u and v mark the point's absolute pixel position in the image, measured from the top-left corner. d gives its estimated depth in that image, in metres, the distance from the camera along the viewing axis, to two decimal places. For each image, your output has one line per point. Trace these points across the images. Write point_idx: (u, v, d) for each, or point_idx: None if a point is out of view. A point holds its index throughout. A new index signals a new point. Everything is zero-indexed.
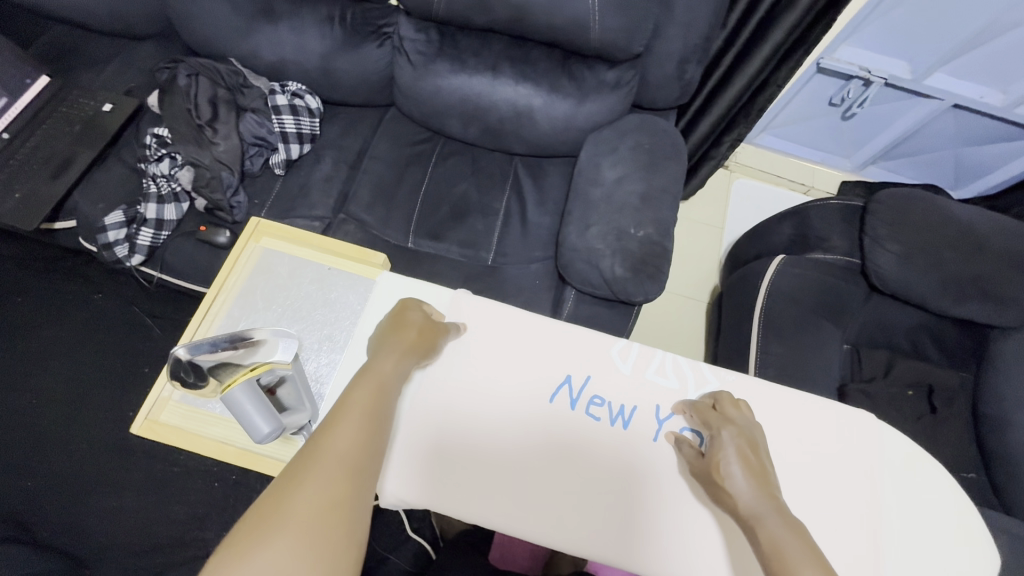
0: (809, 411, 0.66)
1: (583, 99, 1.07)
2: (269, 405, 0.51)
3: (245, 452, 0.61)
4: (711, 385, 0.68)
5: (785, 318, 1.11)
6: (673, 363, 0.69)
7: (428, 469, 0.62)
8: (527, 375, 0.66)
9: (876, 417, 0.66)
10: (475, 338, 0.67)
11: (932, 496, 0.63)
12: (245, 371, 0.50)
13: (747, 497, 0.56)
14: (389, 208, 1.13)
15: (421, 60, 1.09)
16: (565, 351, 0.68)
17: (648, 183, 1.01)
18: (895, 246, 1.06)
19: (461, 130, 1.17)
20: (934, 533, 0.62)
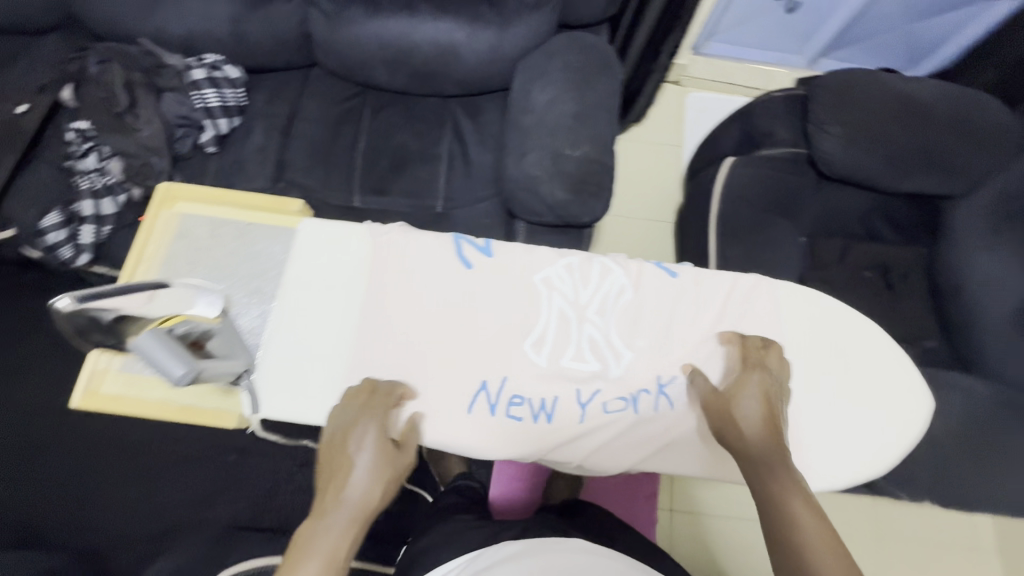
0: (745, 291, 0.66)
1: (505, 24, 1.04)
2: (178, 350, 0.52)
3: (190, 407, 0.68)
4: (627, 356, 0.62)
5: (739, 220, 1.11)
6: (591, 343, 0.62)
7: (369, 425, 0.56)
8: (434, 383, 0.58)
9: (804, 286, 0.68)
10: (377, 316, 0.60)
11: (868, 347, 0.68)
12: (152, 322, 0.52)
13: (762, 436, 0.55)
14: (328, 170, 1.11)
15: (333, 10, 1.05)
16: (471, 348, 0.60)
17: (582, 101, 0.99)
18: (837, 130, 1.04)
19: (390, 79, 1.14)
20: (867, 380, 0.67)
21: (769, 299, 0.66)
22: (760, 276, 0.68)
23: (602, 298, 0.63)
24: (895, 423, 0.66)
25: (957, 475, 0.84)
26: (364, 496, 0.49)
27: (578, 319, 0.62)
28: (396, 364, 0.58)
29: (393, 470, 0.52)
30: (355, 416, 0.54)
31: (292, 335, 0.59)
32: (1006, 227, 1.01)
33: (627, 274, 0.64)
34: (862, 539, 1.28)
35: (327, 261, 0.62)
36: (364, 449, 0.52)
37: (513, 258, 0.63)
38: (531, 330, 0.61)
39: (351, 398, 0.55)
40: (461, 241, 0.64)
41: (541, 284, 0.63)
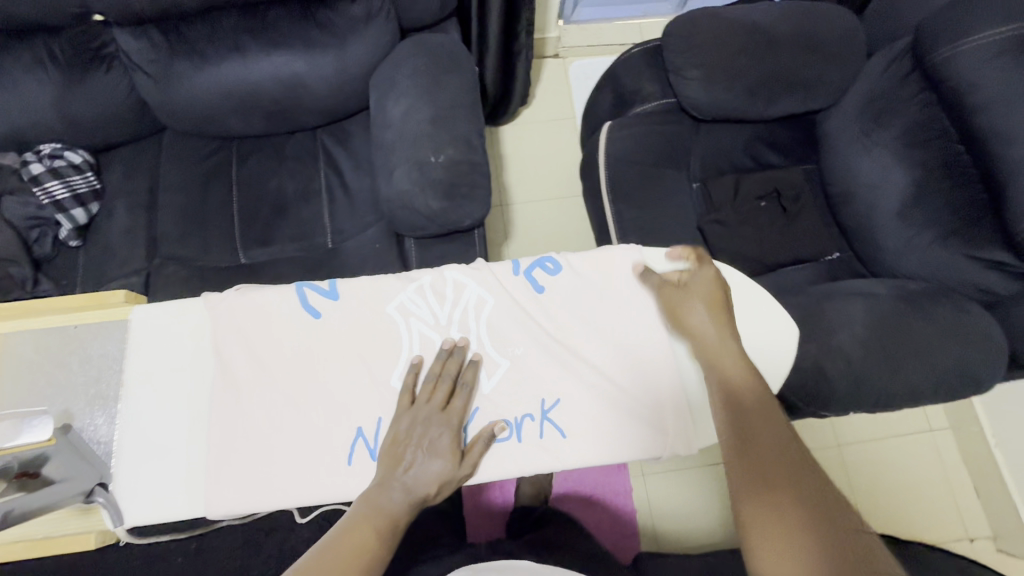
0: (605, 267, 0.66)
1: (342, 44, 1.01)
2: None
3: (43, 541, 0.59)
4: (502, 366, 0.62)
5: (629, 182, 1.11)
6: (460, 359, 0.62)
7: (248, 501, 0.54)
8: (309, 440, 0.57)
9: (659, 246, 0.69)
10: (234, 390, 0.58)
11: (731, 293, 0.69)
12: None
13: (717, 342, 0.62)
14: (204, 234, 1.06)
15: (158, 69, 0.99)
16: (340, 396, 0.58)
17: (436, 105, 0.97)
18: (695, 72, 1.05)
19: (245, 125, 1.09)
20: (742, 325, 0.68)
21: (627, 269, 0.67)
22: (617, 247, 0.68)
23: (463, 312, 0.63)
24: (770, 360, 0.67)
25: (877, 382, 0.85)
26: (420, 488, 0.54)
27: (442, 339, 0.62)
28: (264, 432, 0.57)
29: (454, 475, 0.56)
30: (431, 416, 0.57)
31: (148, 431, 0.56)
32: (873, 127, 1.02)
33: (484, 283, 0.64)
34: (825, 453, 1.32)
35: (167, 347, 0.59)
36: (436, 449, 0.56)
37: (364, 294, 0.62)
38: (396, 363, 0.60)
39: (430, 395, 0.58)
40: (305, 288, 0.61)
41: (396, 313, 0.62)
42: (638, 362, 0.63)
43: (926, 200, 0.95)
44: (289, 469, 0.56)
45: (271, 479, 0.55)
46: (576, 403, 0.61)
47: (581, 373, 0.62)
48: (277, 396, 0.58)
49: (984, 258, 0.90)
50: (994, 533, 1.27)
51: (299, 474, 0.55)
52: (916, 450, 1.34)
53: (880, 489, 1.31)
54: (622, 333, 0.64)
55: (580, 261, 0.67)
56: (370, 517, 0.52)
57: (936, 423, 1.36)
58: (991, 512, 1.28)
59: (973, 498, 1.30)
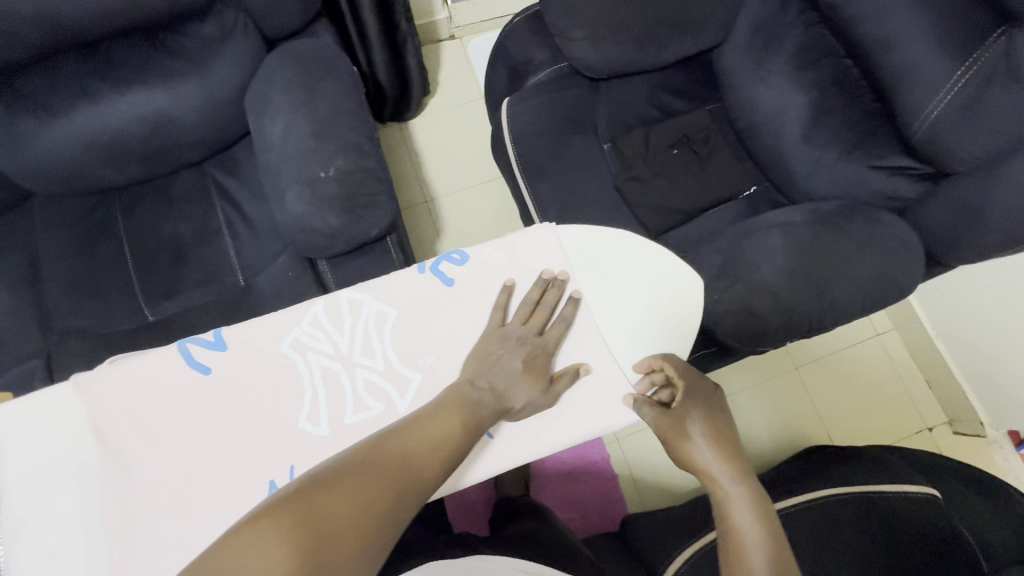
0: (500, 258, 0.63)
1: (203, 68, 0.94)
2: None
3: None
4: (414, 382, 0.59)
5: (539, 156, 1.08)
6: (367, 384, 0.58)
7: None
8: (218, 507, 0.53)
9: (550, 223, 0.66)
10: (129, 471, 0.53)
11: (631, 257, 0.67)
12: None
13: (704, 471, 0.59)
14: (102, 297, 0.99)
15: (2, 132, 0.90)
16: (245, 452, 0.54)
17: (315, 116, 0.91)
18: (580, 32, 1.02)
19: (120, 174, 1.01)
20: (650, 288, 0.67)
21: (527, 253, 0.64)
22: (517, 233, 0.65)
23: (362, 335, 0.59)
24: (683, 318, 0.67)
25: (807, 309, 0.86)
26: (507, 398, 0.58)
27: (346, 368, 0.58)
28: (169, 510, 0.52)
29: (539, 396, 0.59)
30: (525, 337, 0.60)
31: (38, 537, 0.51)
32: (765, 56, 1.01)
33: (379, 299, 0.60)
34: (784, 379, 1.36)
35: (42, 444, 0.53)
36: (531, 367, 0.59)
37: (250, 340, 0.57)
38: (300, 405, 0.56)
39: (526, 319, 0.61)
40: (185, 346, 0.56)
41: (291, 351, 0.57)
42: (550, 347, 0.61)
43: (825, 119, 0.95)
44: (201, 543, 0.52)
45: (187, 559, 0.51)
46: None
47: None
48: (177, 467, 0.53)
49: (884, 166, 0.93)
50: (949, 418, 1.33)
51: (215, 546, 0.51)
52: (867, 357, 1.38)
53: (839, 402, 1.35)
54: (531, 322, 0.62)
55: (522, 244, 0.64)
56: (461, 411, 0.55)
57: (882, 327, 1.40)
58: (943, 400, 1.34)
59: (924, 389, 1.36)
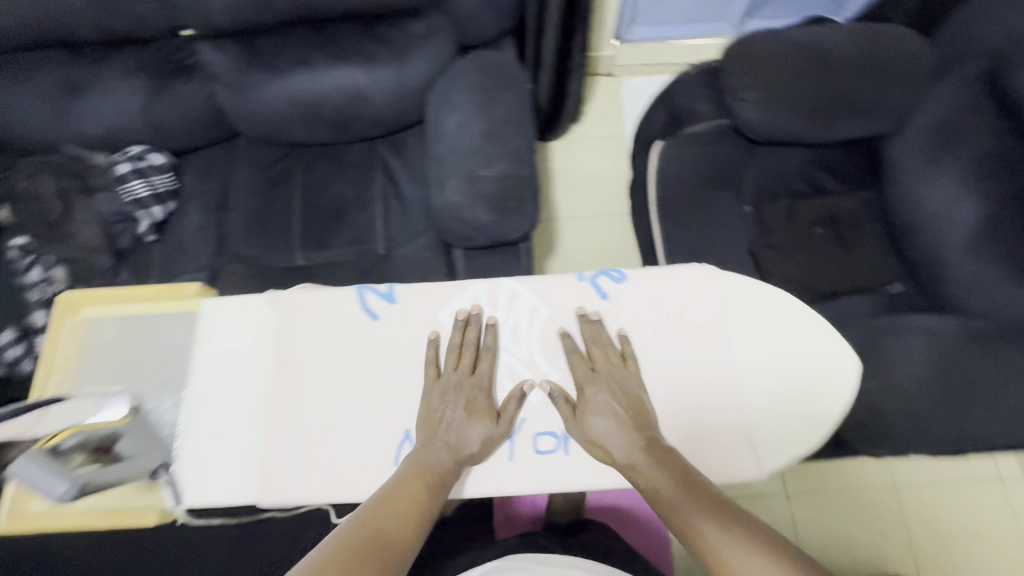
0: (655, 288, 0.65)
1: (402, 58, 1.05)
2: (58, 466, 0.53)
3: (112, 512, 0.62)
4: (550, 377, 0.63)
5: (680, 202, 1.09)
6: (508, 368, 0.63)
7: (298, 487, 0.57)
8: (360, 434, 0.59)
9: (711, 267, 0.66)
10: (294, 383, 0.61)
11: (785, 319, 0.65)
12: (43, 439, 0.52)
13: (621, 452, 0.57)
14: (269, 234, 1.14)
15: (235, 79, 1.06)
16: (391, 395, 0.61)
17: (488, 120, 0.99)
18: (752, 93, 1.03)
19: (308, 133, 1.15)
20: (802, 356, 0.63)
21: (679, 291, 0.65)
22: (677, 267, 0.66)
23: (514, 322, 0.64)
24: (831, 397, 0.62)
25: (939, 425, 0.80)
26: (467, 448, 0.58)
27: (492, 348, 0.63)
28: (320, 424, 0.59)
29: (493, 435, 0.59)
30: (462, 382, 0.60)
31: (210, 415, 0.60)
32: (942, 155, 0.96)
33: (535, 294, 0.65)
34: (878, 495, 1.25)
35: (234, 339, 0.62)
36: (467, 418, 0.59)
37: (418, 300, 0.63)
38: (445, 370, 0.62)
39: (456, 362, 0.61)
40: (365, 291, 0.64)
41: (449, 319, 0.63)
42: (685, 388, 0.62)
43: (998, 233, 0.89)
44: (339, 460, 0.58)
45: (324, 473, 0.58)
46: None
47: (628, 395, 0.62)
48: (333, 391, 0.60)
49: None
50: None
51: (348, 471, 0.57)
52: (982, 500, 1.24)
53: (938, 539, 1.21)
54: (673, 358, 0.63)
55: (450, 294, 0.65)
56: (420, 474, 0.56)
57: (1006, 472, 1.26)
58: None
59: None
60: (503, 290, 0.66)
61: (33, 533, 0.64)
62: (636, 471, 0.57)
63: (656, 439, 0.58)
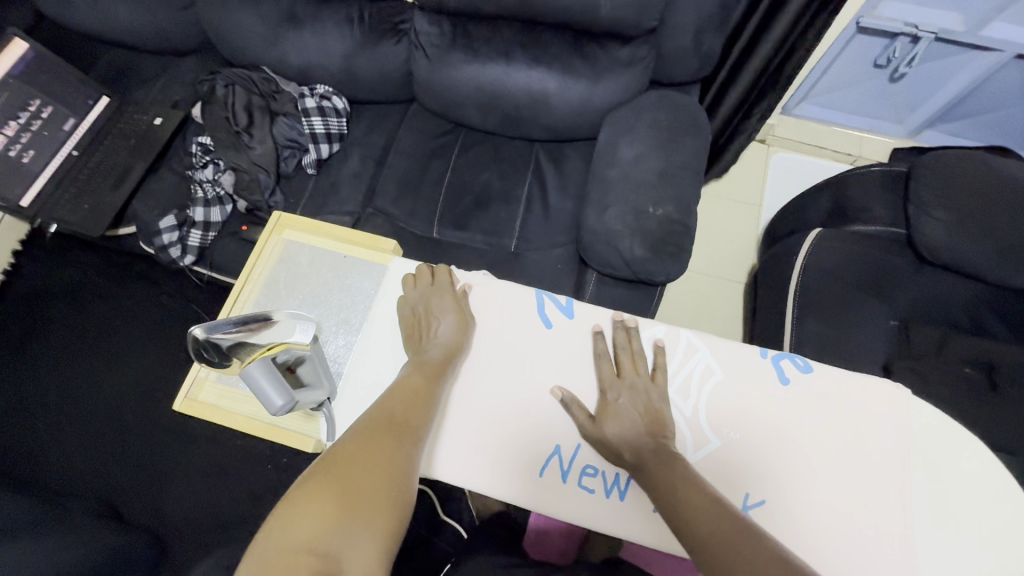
0: (842, 392, 0.63)
1: (597, 78, 1.07)
2: (280, 380, 0.61)
3: (273, 427, 0.75)
4: (712, 444, 0.61)
5: (825, 296, 1.05)
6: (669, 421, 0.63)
7: (454, 463, 0.63)
8: (516, 433, 0.64)
9: (904, 389, 0.63)
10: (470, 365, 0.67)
11: (972, 468, 0.62)
12: (262, 351, 0.61)
13: (630, 448, 0.59)
14: (414, 200, 1.18)
15: (436, 53, 1.11)
16: (552, 405, 0.65)
17: (667, 160, 1.00)
18: (943, 213, 1.00)
19: (480, 120, 1.18)
20: (981, 510, 0.60)
21: (870, 403, 0.62)
22: (864, 376, 0.64)
23: (685, 377, 0.64)
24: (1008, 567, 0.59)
25: None
26: (452, 337, 0.65)
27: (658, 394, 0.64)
28: (484, 412, 0.65)
29: (467, 319, 0.67)
30: (427, 293, 0.69)
31: (387, 370, 0.66)
32: None
33: (713, 356, 0.65)
34: None
35: None
36: (443, 311, 0.67)
37: (593, 324, 0.68)
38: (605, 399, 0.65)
39: (416, 282, 0.70)
40: (545, 298, 0.70)
41: None
42: (866, 504, 0.59)
43: None
44: (494, 451, 0.64)
45: (481, 459, 0.63)
46: (783, 512, 0.58)
47: (808, 496, 0.59)
48: (502, 385, 0.66)
49: None
50: None
51: (501, 466, 0.63)
52: None
53: None
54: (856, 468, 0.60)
55: (464, 289, 0.71)
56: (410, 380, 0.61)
57: None
58: None
59: None
60: (680, 340, 0.67)
61: (202, 418, 0.78)
62: (648, 475, 0.56)
63: (668, 444, 0.59)
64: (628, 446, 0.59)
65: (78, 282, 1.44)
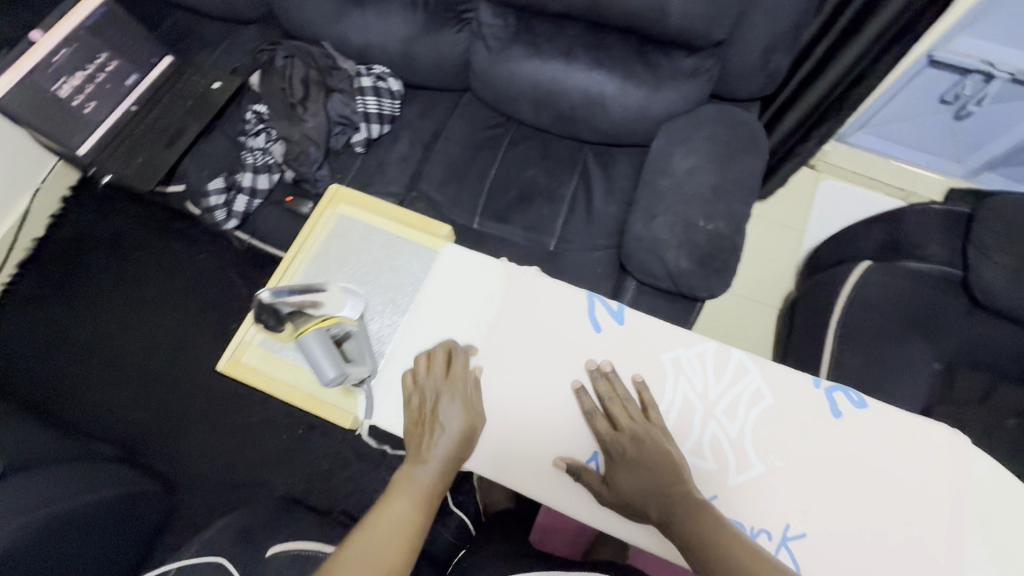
0: (898, 433, 0.61)
1: (658, 85, 1.06)
2: (332, 351, 0.67)
3: (310, 397, 0.78)
4: (755, 470, 0.60)
5: (868, 331, 1.02)
6: (713, 441, 0.62)
7: (491, 456, 0.63)
8: (555, 434, 0.64)
9: (964, 437, 0.61)
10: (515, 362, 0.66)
11: None
12: (317, 321, 0.65)
13: (652, 509, 0.57)
14: (459, 189, 1.18)
15: (497, 46, 1.11)
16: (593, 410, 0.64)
17: (722, 175, 0.97)
18: (1007, 259, 0.95)
19: (533, 115, 1.17)
20: None
21: (930, 452, 0.60)
22: (923, 420, 0.62)
23: (734, 398, 0.63)
24: None
25: None
26: (455, 450, 0.61)
27: (704, 413, 0.63)
28: (524, 409, 0.65)
29: (473, 428, 0.62)
30: (438, 386, 0.63)
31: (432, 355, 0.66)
32: None
33: (766, 380, 0.63)
34: None
35: (475, 296, 0.70)
36: (449, 417, 0.62)
37: (642, 332, 0.67)
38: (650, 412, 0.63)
39: (429, 367, 0.64)
40: (596, 301, 0.68)
41: (669, 364, 0.65)
42: (911, 551, 0.57)
43: None
44: (531, 449, 0.63)
45: (520, 462, 0.63)
46: (825, 547, 0.57)
47: (854, 535, 0.58)
48: (544, 384, 0.66)
49: None
50: None
51: (540, 471, 0.63)
52: None
53: None
54: (904, 514, 0.58)
55: (512, 282, 0.70)
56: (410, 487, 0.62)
57: None
58: None
59: None
60: (732, 359, 0.65)
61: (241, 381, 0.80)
62: (676, 531, 0.55)
63: (688, 489, 0.57)
64: (654, 506, 0.57)
65: (120, 233, 1.47)
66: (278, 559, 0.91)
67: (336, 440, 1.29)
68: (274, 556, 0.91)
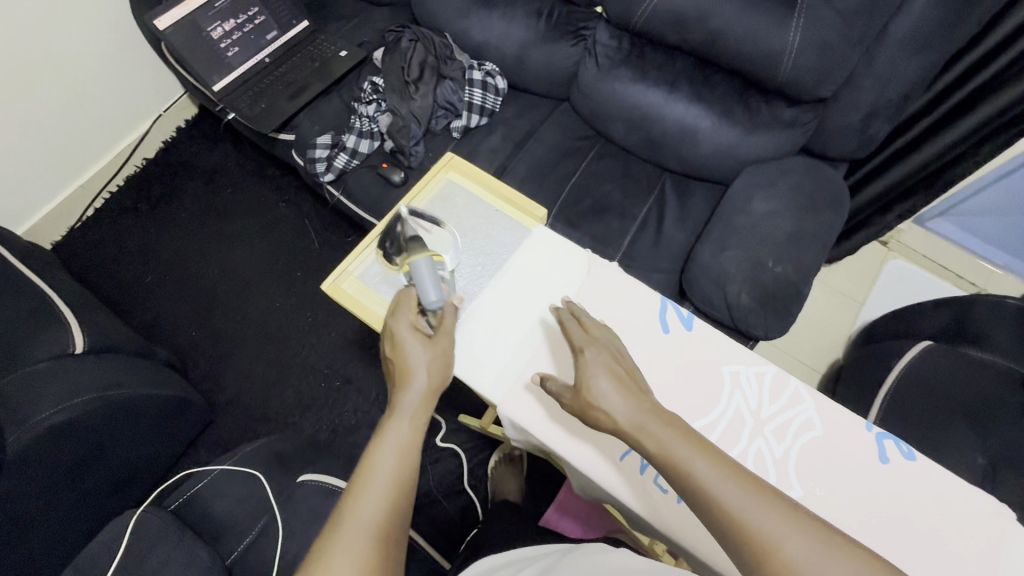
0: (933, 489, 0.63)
1: (752, 129, 1.10)
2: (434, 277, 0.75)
3: None
4: (794, 492, 0.63)
5: (915, 407, 1.00)
6: (757, 455, 0.65)
7: (545, 420, 0.69)
8: None
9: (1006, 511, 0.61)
10: None
11: None
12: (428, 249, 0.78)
13: (625, 416, 0.58)
14: (539, 188, 1.24)
15: (607, 64, 1.18)
16: None
17: (800, 223, 1.00)
18: None
19: (623, 135, 1.22)
20: None
21: (966, 519, 0.61)
22: (965, 486, 0.63)
23: (783, 421, 0.67)
24: None
25: None
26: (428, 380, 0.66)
27: (753, 428, 0.66)
28: None
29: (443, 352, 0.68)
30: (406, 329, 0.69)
31: None
32: None
33: (818, 412, 0.67)
34: None
35: (561, 278, 0.78)
36: (416, 350, 0.67)
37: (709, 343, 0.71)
38: (703, 415, 0.67)
39: (400, 313, 0.71)
40: (669, 306, 0.73)
41: (727, 376, 0.69)
42: None
43: None
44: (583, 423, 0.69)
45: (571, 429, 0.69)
46: None
47: None
48: None
49: None
50: None
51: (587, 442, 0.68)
52: None
53: None
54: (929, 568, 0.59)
55: (595, 272, 0.76)
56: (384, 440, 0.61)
57: None
58: None
59: None
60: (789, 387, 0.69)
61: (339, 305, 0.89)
62: (649, 438, 0.56)
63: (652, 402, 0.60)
64: (624, 416, 0.58)
65: (219, 169, 1.60)
66: (305, 486, 0.96)
67: (368, 399, 1.35)
68: (303, 483, 0.97)
